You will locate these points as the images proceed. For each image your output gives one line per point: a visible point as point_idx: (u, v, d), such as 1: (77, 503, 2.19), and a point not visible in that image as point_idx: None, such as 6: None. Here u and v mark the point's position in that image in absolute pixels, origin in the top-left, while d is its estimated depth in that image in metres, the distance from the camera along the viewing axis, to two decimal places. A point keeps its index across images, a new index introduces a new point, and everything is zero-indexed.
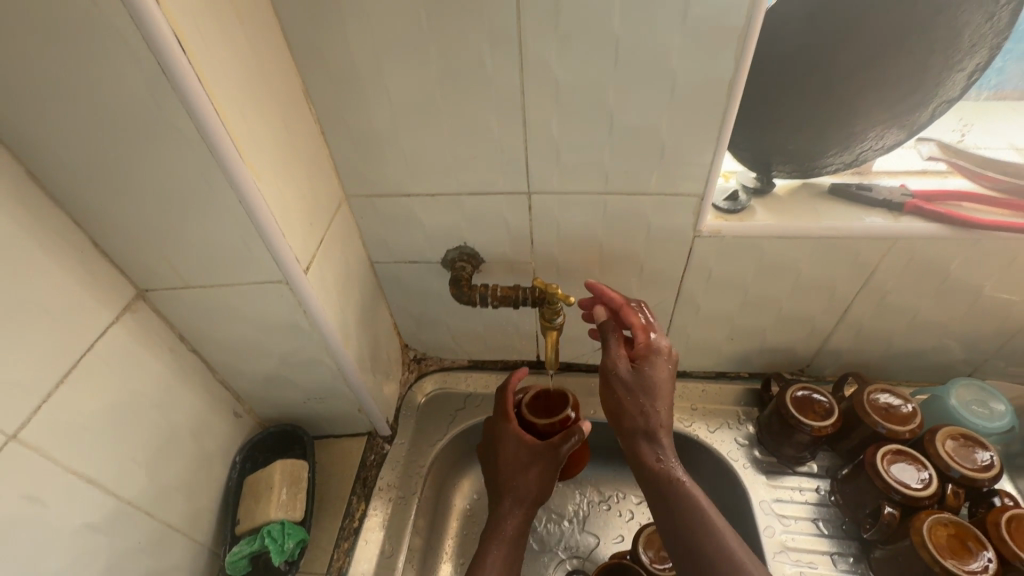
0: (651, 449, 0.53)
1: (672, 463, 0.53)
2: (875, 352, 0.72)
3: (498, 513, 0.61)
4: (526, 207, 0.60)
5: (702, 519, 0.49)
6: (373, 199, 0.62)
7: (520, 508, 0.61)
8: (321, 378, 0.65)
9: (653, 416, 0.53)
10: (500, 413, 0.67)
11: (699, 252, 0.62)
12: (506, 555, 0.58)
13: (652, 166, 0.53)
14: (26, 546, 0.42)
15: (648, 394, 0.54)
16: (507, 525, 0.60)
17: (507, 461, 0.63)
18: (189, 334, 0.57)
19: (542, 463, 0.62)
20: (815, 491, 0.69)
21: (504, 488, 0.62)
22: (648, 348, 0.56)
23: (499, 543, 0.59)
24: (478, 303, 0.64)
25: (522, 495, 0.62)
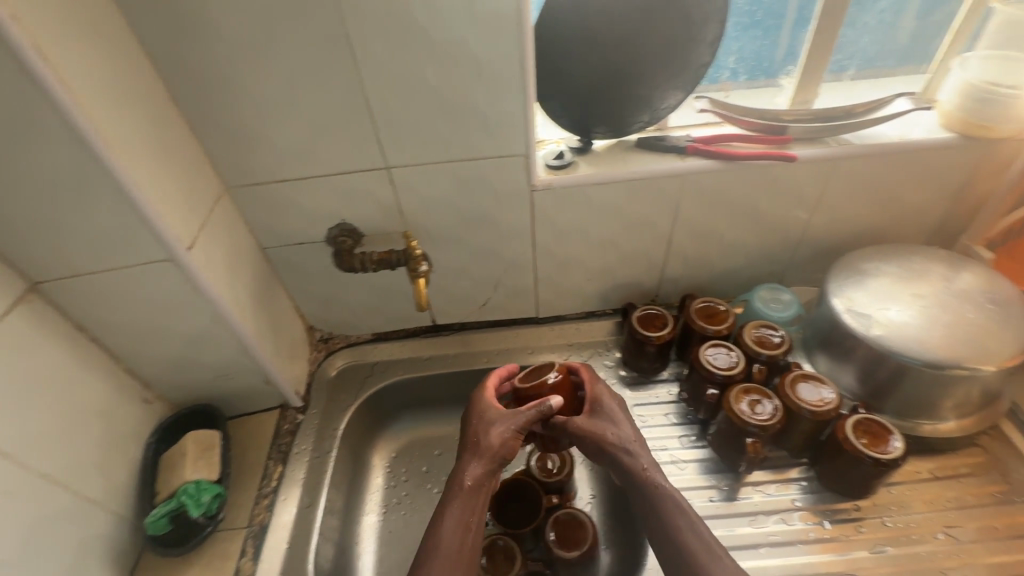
0: (627, 461, 0.64)
1: (653, 473, 0.63)
2: (702, 274, 0.88)
3: (463, 466, 0.63)
4: (389, 180, 0.70)
5: (671, 505, 0.60)
6: (251, 188, 0.70)
7: (481, 461, 0.63)
8: (225, 355, 0.72)
9: (626, 433, 0.66)
10: (483, 393, 0.71)
11: (540, 204, 0.75)
12: (466, 505, 0.60)
13: (481, 133, 0.66)
14: None
15: (613, 418, 0.68)
16: (471, 476, 0.62)
17: (476, 423, 0.67)
18: (87, 323, 0.63)
19: (505, 415, 0.66)
20: (668, 393, 0.84)
21: (468, 445, 0.65)
22: (610, 396, 0.70)
23: (460, 491, 0.61)
24: (359, 269, 0.73)
25: (491, 444, 0.64)
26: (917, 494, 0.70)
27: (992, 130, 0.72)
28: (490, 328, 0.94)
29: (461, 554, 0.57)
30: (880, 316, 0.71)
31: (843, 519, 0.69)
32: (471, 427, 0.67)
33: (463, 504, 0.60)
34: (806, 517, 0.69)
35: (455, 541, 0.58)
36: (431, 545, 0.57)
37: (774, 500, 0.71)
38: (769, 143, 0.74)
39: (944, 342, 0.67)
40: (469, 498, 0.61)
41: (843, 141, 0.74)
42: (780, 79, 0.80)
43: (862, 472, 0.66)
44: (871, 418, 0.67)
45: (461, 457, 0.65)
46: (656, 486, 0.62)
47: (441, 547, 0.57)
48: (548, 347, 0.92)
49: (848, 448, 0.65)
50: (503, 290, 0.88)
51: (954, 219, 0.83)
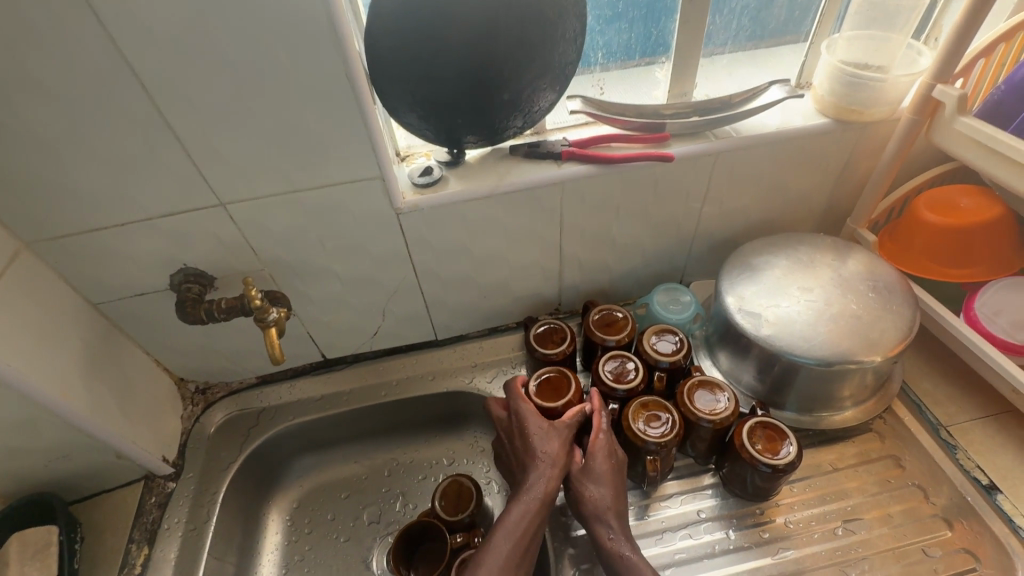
0: (608, 526, 0.61)
1: (621, 545, 0.60)
2: (602, 279, 0.84)
3: (526, 476, 0.63)
4: (228, 218, 0.62)
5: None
6: (59, 241, 0.59)
7: (551, 471, 0.63)
8: (56, 435, 0.62)
9: (602, 500, 0.62)
10: (525, 402, 0.68)
11: (411, 227, 0.68)
12: (532, 513, 0.60)
13: (323, 158, 0.59)
14: None
15: (594, 473, 0.63)
16: (537, 487, 0.61)
17: (532, 434, 0.65)
18: None
19: (564, 430, 0.66)
20: None
21: (529, 456, 0.64)
22: (606, 448, 0.65)
23: (521, 500, 0.61)
24: (207, 320, 0.65)
25: (549, 458, 0.63)
26: (818, 489, 0.70)
27: (863, 114, 0.71)
28: (389, 356, 0.87)
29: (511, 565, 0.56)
30: (770, 314, 0.69)
31: (748, 525, 0.67)
32: (524, 437, 0.66)
33: (525, 514, 0.60)
34: (713, 528, 0.67)
35: (508, 556, 0.57)
36: (483, 553, 0.57)
37: (681, 513, 0.69)
38: (647, 142, 0.70)
39: (830, 336, 0.66)
40: (537, 508, 0.60)
41: (723, 134, 0.71)
42: (656, 68, 0.76)
43: (760, 478, 0.64)
44: (766, 421, 0.66)
45: (523, 467, 0.64)
46: (624, 562, 0.59)
47: (493, 555, 0.56)
48: (452, 371, 0.86)
49: (745, 456, 0.64)
50: (392, 317, 0.81)
51: (841, 202, 0.83)
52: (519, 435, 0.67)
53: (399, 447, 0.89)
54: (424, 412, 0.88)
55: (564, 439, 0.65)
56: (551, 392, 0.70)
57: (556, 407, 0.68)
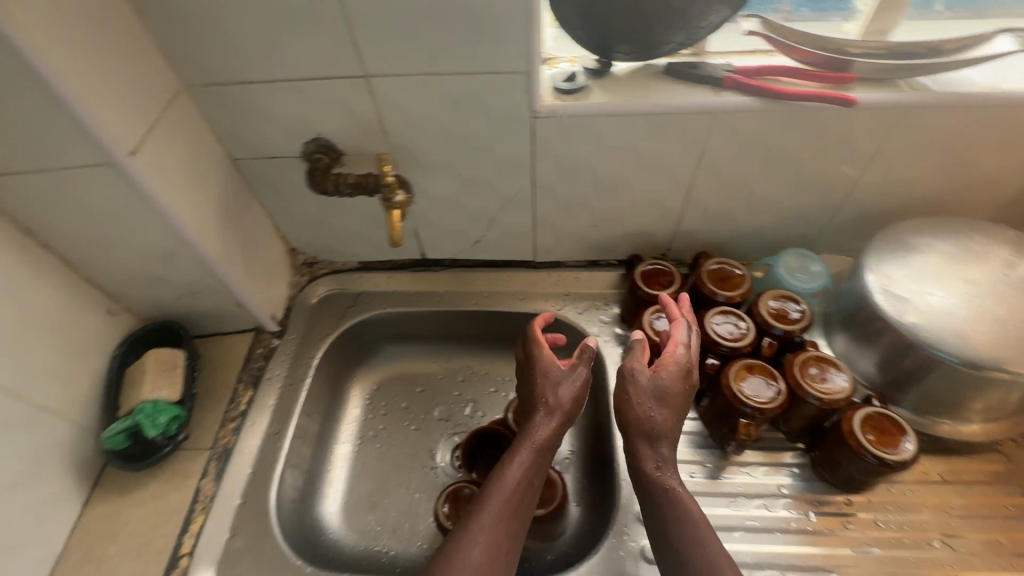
0: (651, 453, 0.59)
1: (668, 473, 0.57)
2: (722, 232, 0.78)
3: (530, 425, 0.63)
4: (368, 92, 0.61)
5: (681, 514, 0.55)
6: (213, 89, 0.61)
7: (553, 419, 0.63)
8: (190, 272, 0.67)
9: (657, 421, 0.59)
10: (531, 344, 0.68)
11: (543, 134, 0.65)
12: (531, 461, 0.60)
13: (476, 42, 0.55)
14: None
15: (652, 389, 0.60)
16: (539, 436, 0.62)
17: (540, 380, 0.65)
18: (36, 227, 0.58)
19: (574, 376, 0.65)
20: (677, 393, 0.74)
21: (535, 402, 0.64)
22: (682, 366, 0.61)
23: (521, 448, 0.61)
24: (333, 192, 0.66)
25: (555, 406, 0.63)
26: (919, 496, 0.64)
27: None
28: (484, 268, 0.88)
29: (508, 511, 0.57)
30: (919, 301, 0.61)
31: (829, 513, 0.64)
32: (532, 382, 0.66)
33: (523, 462, 0.60)
34: (791, 506, 0.64)
35: (503, 502, 0.57)
36: (483, 497, 0.57)
37: (759, 483, 0.66)
38: (825, 81, 0.62)
39: (988, 339, 0.58)
40: (536, 456, 0.60)
41: (918, 86, 0.61)
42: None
43: (861, 468, 0.60)
44: (884, 414, 0.60)
45: (527, 414, 0.64)
46: (668, 487, 0.57)
47: (492, 502, 0.57)
48: (543, 295, 0.85)
49: (851, 443, 0.59)
50: (499, 228, 0.80)
51: None
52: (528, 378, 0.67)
53: (478, 356, 0.90)
54: (507, 330, 0.88)
55: (576, 383, 0.65)
56: (658, 330, 0.68)
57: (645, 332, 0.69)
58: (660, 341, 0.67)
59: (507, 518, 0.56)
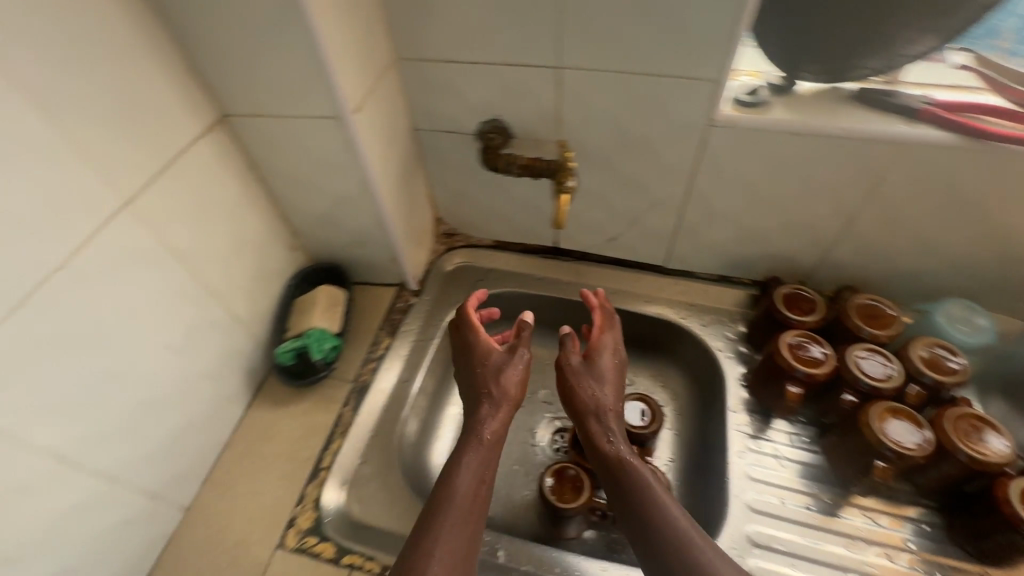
0: (606, 436, 0.60)
1: (620, 445, 0.59)
2: (875, 269, 0.75)
3: (479, 418, 0.63)
4: (557, 82, 0.65)
5: (648, 486, 0.55)
6: (420, 63, 0.68)
7: (497, 410, 0.63)
8: (364, 223, 0.75)
9: (601, 397, 0.63)
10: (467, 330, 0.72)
11: (714, 143, 0.66)
12: (483, 456, 0.60)
13: (676, 47, 0.58)
14: (131, 292, 0.53)
15: (584, 368, 0.65)
16: (487, 430, 0.62)
17: (488, 373, 0.66)
18: (258, 163, 0.68)
19: (516, 362, 0.67)
20: (800, 424, 0.73)
21: (479, 392, 0.65)
22: (610, 345, 0.68)
23: (479, 443, 0.60)
24: (504, 170, 0.71)
25: (503, 395, 0.64)
26: None
27: None
28: (611, 266, 0.90)
29: (469, 503, 0.56)
30: None
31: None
32: (472, 373, 0.67)
33: (481, 455, 0.60)
34: (913, 562, 0.62)
35: (467, 498, 0.56)
36: (447, 490, 0.56)
37: (880, 531, 0.64)
38: None
39: None
40: (488, 451, 0.60)
41: None
42: None
43: (1010, 540, 0.56)
44: None
45: (472, 407, 0.65)
46: (632, 463, 0.57)
47: (457, 494, 0.56)
48: (668, 300, 0.86)
49: (1007, 512, 0.55)
50: (639, 229, 0.82)
51: None
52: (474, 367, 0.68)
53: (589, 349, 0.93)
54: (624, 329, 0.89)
55: (520, 371, 0.67)
56: (801, 355, 0.67)
57: (778, 355, 0.68)
58: (801, 366, 0.66)
59: (467, 513, 0.55)
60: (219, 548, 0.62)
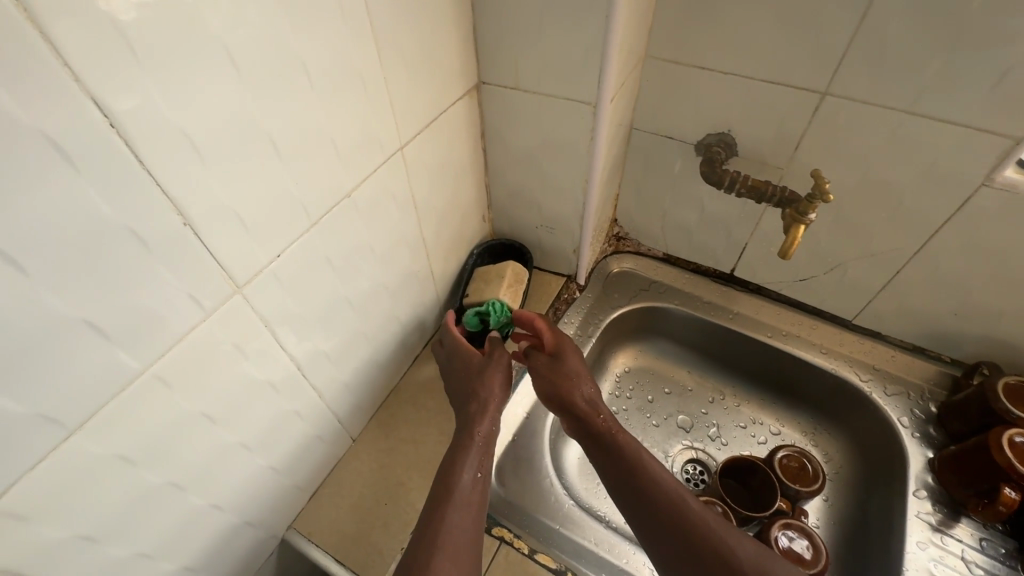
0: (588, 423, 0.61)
1: (616, 429, 0.59)
2: None
3: (470, 420, 0.60)
4: (814, 108, 0.62)
5: (654, 475, 0.55)
6: (667, 64, 0.67)
7: (489, 407, 0.61)
8: (563, 210, 0.75)
9: (584, 390, 0.63)
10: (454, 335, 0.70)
11: (980, 204, 0.60)
12: (479, 453, 0.57)
13: (980, 95, 0.53)
14: (378, 231, 0.57)
15: (569, 365, 0.65)
16: (479, 429, 0.59)
17: (472, 378, 0.64)
18: (488, 133, 0.70)
19: (497, 363, 0.65)
20: (996, 532, 0.65)
21: (470, 395, 0.63)
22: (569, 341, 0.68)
23: (472, 445, 0.57)
24: (726, 187, 0.69)
25: (488, 396, 0.62)
26: None
27: None
28: (787, 307, 0.85)
29: (472, 503, 0.52)
30: None
31: None
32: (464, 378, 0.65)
33: (479, 455, 0.57)
34: None
35: (468, 493, 0.53)
36: (447, 491, 0.52)
37: None
38: None
39: None
40: (478, 446, 0.57)
41: None
42: None
43: None
44: None
45: (463, 412, 0.62)
46: (637, 452, 0.57)
47: (460, 495, 0.52)
48: (846, 358, 0.80)
49: None
50: (838, 276, 0.77)
51: None
52: (460, 371, 0.66)
53: (738, 387, 0.88)
54: (786, 377, 0.84)
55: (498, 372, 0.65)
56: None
57: (998, 452, 0.60)
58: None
59: (472, 502, 0.52)
60: (380, 484, 0.65)
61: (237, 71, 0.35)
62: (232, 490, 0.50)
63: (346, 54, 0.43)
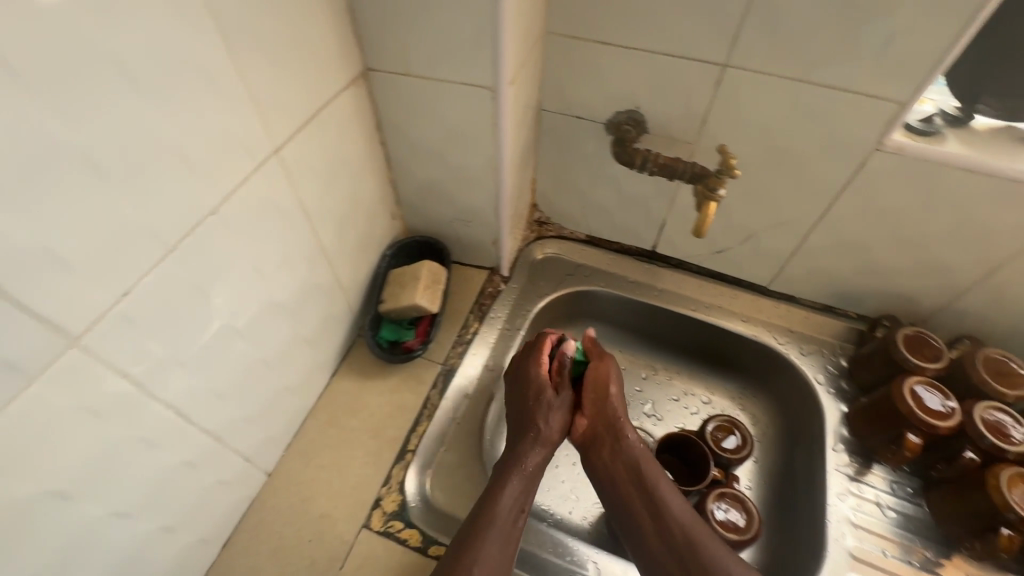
0: (615, 452, 0.59)
1: (655, 479, 0.57)
2: (1003, 324, 0.71)
3: (521, 450, 0.58)
4: (717, 81, 0.61)
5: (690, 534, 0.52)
6: (568, 40, 0.64)
7: (543, 447, 0.59)
8: (476, 202, 0.71)
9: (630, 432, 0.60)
10: (526, 359, 0.65)
11: (873, 169, 0.62)
12: (521, 486, 0.56)
13: (868, 62, 0.53)
14: (260, 246, 0.50)
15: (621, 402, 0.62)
16: (527, 462, 0.57)
17: (531, 405, 0.61)
18: (385, 124, 0.64)
19: (562, 402, 0.62)
20: (901, 474, 0.70)
21: (528, 423, 0.60)
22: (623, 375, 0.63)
23: (518, 473, 0.56)
24: (637, 166, 0.67)
25: (547, 433, 0.60)
26: None
27: None
28: (708, 279, 0.86)
29: (506, 532, 0.52)
30: None
31: None
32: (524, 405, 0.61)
33: (522, 485, 0.56)
34: None
35: (504, 528, 0.52)
36: (485, 518, 0.52)
37: None
38: None
39: None
40: (527, 481, 0.56)
41: None
42: None
43: None
44: None
45: (515, 438, 0.60)
46: (670, 506, 0.55)
47: (498, 525, 0.51)
48: (765, 323, 0.82)
49: None
50: (752, 246, 0.78)
51: None
52: (521, 395, 0.62)
53: (669, 360, 0.89)
54: (713, 347, 0.85)
55: (562, 412, 0.62)
56: (925, 403, 0.63)
57: (900, 401, 0.64)
58: (923, 414, 0.63)
59: (507, 534, 0.52)
60: (302, 518, 0.60)
61: (16, 78, 0.28)
62: (110, 565, 0.43)
63: (179, 45, 0.36)
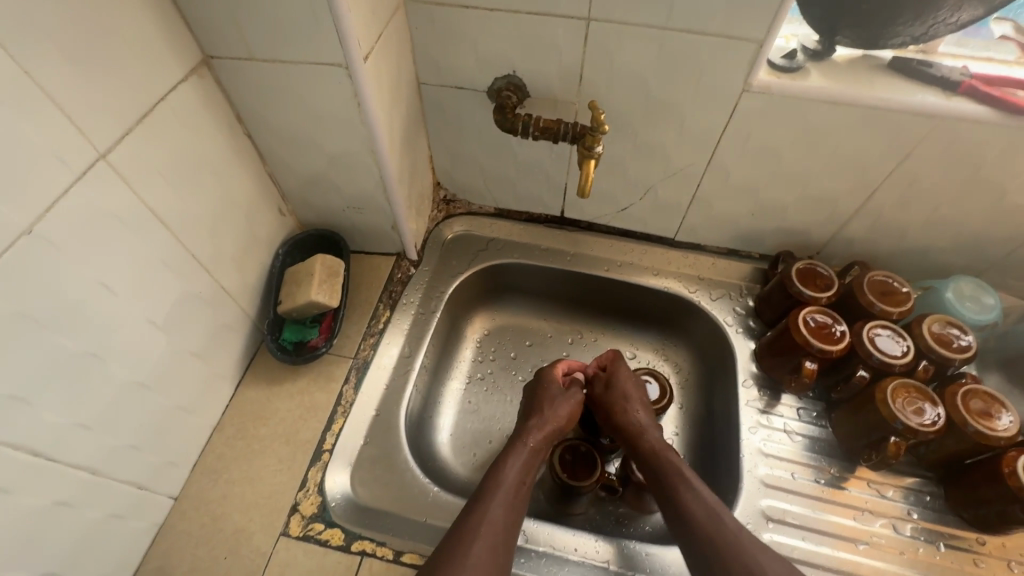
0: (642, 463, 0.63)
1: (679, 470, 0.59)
2: (886, 245, 0.75)
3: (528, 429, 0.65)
4: (584, 35, 0.60)
5: (712, 518, 0.54)
6: (430, 7, 0.61)
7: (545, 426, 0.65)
8: (364, 187, 0.68)
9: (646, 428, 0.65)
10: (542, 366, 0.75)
11: (745, 110, 0.63)
12: (525, 459, 0.61)
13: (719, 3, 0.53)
14: (106, 263, 0.46)
15: (630, 398, 0.68)
16: (531, 440, 0.63)
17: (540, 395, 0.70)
18: (247, 115, 0.60)
19: (571, 397, 0.70)
20: (807, 400, 0.73)
21: (535, 408, 0.68)
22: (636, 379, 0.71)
23: (524, 447, 0.62)
24: (520, 132, 0.66)
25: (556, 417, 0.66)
26: None
27: None
28: (619, 237, 0.87)
29: (512, 495, 0.57)
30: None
31: (959, 547, 0.63)
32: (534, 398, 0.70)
33: (529, 457, 0.61)
34: (916, 530, 0.64)
35: (503, 497, 0.56)
36: (493, 483, 0.57)
37: (884, 503, 0.66)
38: None
39: None
40: (531, 454, 0.62)
41: None
42: None
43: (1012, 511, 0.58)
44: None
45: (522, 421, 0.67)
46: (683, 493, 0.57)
47: (504, 487, 0.57)
48: (675, 274, 0.84)
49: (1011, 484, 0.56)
50: (652, 200, 0.79)
51: None
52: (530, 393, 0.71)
53: (592, 322, 0.90)
54: (631, 304, 0.87)
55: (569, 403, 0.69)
56: (818, 330, 0.66)
57: (796, 333, 0.67)
58: (816, 342, 0.66)
59: (512, 500, 0.56)
60: (215, 537, 0.58)
61: None
62: None
63: None
